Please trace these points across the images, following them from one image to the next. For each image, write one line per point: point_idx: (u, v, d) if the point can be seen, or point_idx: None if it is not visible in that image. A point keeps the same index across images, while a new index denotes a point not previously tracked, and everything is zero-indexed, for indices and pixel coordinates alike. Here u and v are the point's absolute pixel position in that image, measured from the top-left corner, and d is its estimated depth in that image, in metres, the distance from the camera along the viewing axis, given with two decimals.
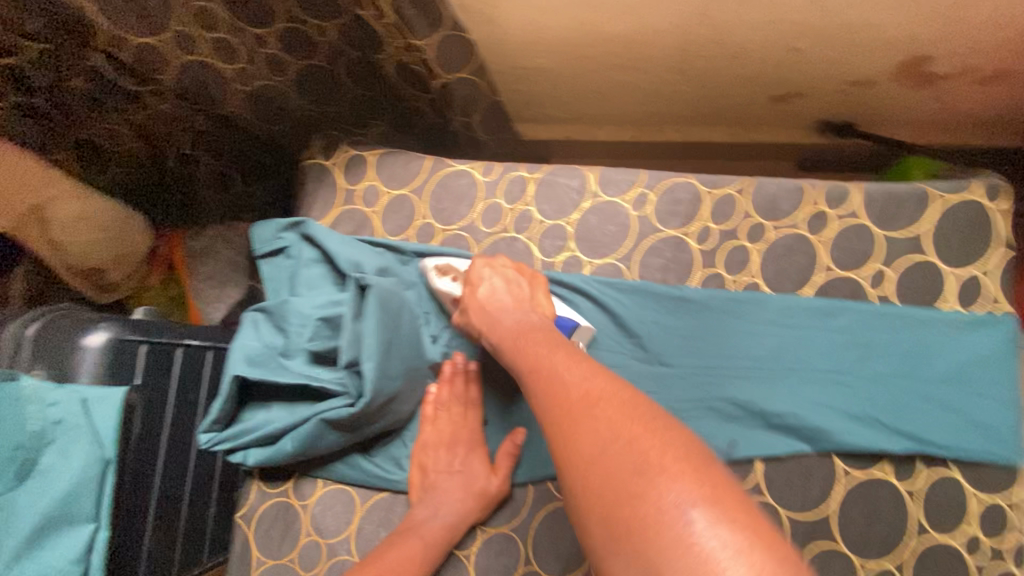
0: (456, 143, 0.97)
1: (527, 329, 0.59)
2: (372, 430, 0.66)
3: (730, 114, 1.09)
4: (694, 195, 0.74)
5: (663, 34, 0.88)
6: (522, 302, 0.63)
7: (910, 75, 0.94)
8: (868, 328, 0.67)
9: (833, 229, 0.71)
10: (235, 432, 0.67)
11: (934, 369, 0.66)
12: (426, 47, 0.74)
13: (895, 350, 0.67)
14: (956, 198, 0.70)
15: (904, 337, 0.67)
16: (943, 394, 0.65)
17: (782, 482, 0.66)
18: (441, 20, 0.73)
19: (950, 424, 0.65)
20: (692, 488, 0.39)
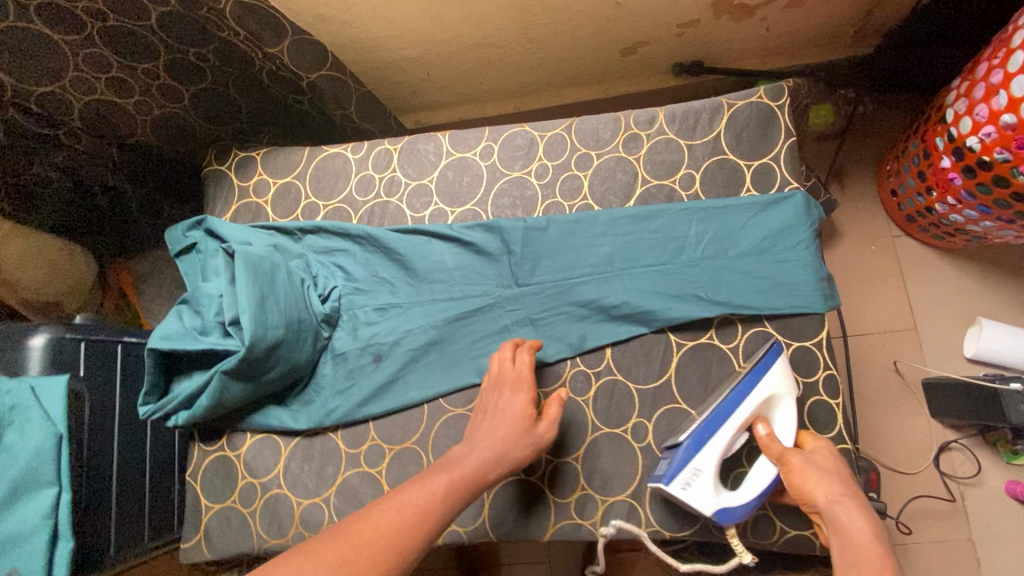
0: (346, 135, 1.11)
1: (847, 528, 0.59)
2: (271, 378, 0.78)
3: (592, 71, 1.22)
4: (530, 140, 0.86)
5: (499, 11, 1.00)
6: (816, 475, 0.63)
7: (727, 9, 1.06)
8: (681, 224, 0.79)
9: (646, 147, 0.83)
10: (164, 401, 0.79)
11: (740, 246, 0.78)
12: (279, 52, 0.86)
13: (707, 236, 0.79)
14: (744, 102, 0.82)
15: (711, 225, 0.79)
16: (749, 266, 0.77)
17: (628, 361, 0.78)
18: (284, 27, 0.85)
19: (757, 289, 0.77)
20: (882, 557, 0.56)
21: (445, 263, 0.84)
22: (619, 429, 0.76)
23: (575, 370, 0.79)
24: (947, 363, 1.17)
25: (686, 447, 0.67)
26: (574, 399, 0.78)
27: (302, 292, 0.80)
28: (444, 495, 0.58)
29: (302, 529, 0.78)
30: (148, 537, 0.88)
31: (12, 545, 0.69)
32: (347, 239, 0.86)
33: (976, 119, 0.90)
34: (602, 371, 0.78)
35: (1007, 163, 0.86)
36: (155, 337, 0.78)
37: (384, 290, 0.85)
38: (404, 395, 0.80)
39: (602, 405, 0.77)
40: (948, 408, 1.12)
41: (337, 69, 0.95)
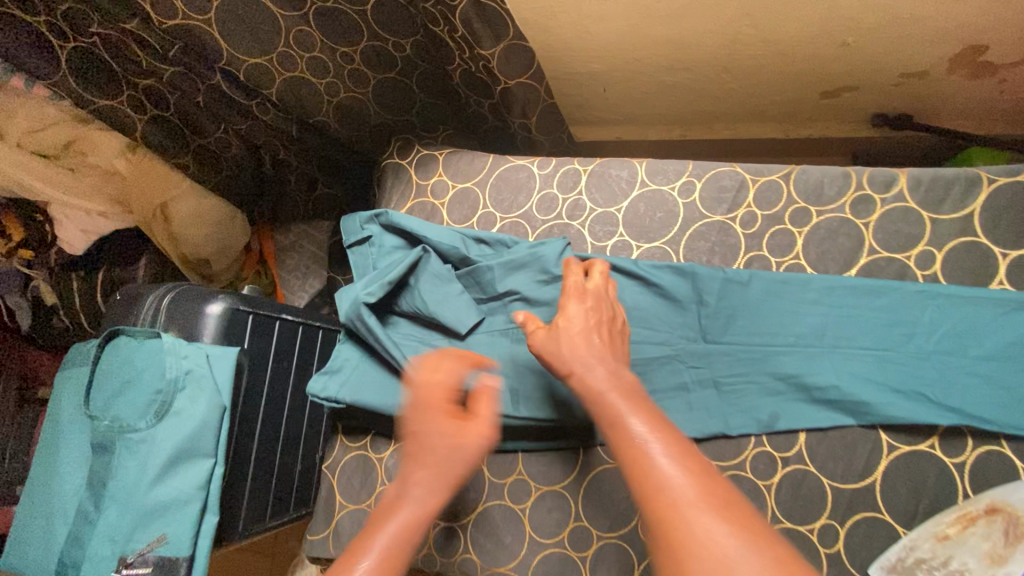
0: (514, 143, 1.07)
1: (609, 403, 0.56)
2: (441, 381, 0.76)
3: (782, 109, 1.12)
4: (740, 183, 0.78)
5: (708, 36, 0.93)
6: (602, 372, 0.60)
7: (966, 65, 0.94)
8: (913, 307, 0.69)
9: (879, 213, 0.73)
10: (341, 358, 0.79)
11: (986, 346, 0.66)
12: (490, 55, 0.86)
13: (946, 327, 0.67)
14: (1008, 180, 0.70)
15: (952, 314, 0.68)
16: (997, 372, 0.65)
17: (824, 452, 0.69)
18: (506, 33, 0.83)
19: (1003, 402, 0.64)
20: None
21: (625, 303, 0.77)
22: (803, 527, 0.68)
23: (759, 449, 0.71)
24: None
25: None
26: (754, 481, 0.70)
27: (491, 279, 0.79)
28: (407, 527, 0.54)
29: (432, 552, 0.76)
30: (270, 519, 0.87)
31: (166, 511, 0.69)
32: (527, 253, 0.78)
33: None
34: (791, 458, 0.70)
35: None
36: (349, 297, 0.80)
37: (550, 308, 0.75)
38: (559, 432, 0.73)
39: (787, 496, 0.69)
40: None
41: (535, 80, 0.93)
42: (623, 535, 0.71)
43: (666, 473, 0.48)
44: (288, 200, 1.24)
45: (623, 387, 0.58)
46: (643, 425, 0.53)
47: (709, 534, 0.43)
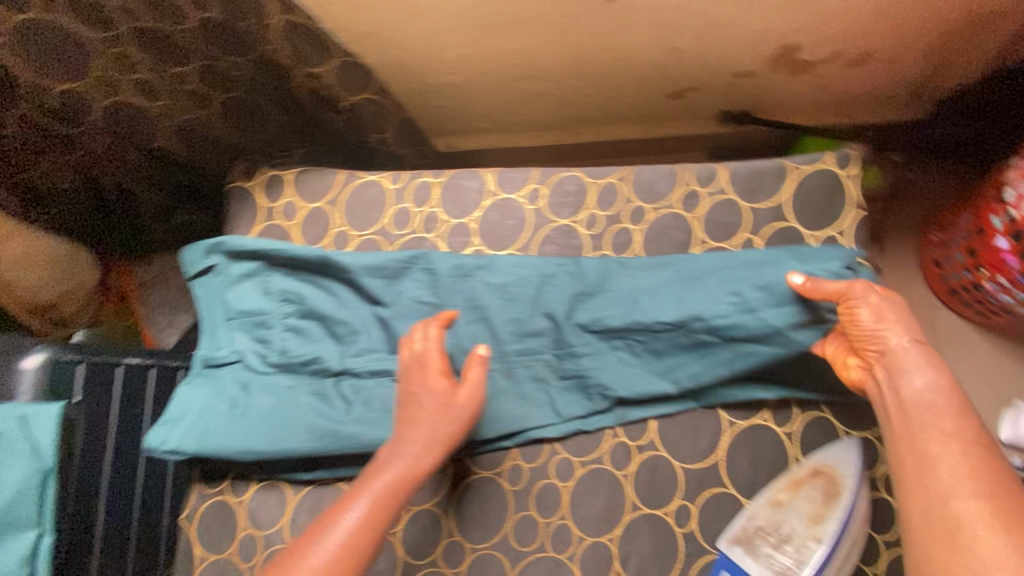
0: (376, 158, 1.07)
1: (929, 414, 0.57)
2: (311, 406, 0.73)
3: (637, 111, 1.18)
4: (581, 187, 0.82)
5: (552, 46, 0.97)
6: (926, 391, 0.58)
7: (785, 64, 1.03)
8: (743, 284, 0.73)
9: (705, 206, 0.79)
10: (183, 408, 0.75)
11: None
12: (324, 72, 0.90)
13: None
14: (810, 168, 0.78)
15: None
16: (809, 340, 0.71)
17: (673, 437, 0.72)
18: (333, 49, 0.90)
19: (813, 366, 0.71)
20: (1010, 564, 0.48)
21: (490, 310, 0.77)
22: (660, 511, 0.70)
23: (616, 440, 0.73)
24: None
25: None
26: (613, 473, 0.72)
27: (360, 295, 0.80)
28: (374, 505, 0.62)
29: None
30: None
31: None
32: (396, 265, 0.79)
33: None
34: (645, 446, 0.72)
35: None
36: (221, 328, 0.81)
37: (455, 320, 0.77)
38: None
39: (644, 482, 0.71)
40: None
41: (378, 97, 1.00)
42: (495, 542, 0.71)
43: (943, 484, 0.54)
44: (145, 232, 1.19)
45: (942, 408, 0.57)
46: (948, 439, 0.56)
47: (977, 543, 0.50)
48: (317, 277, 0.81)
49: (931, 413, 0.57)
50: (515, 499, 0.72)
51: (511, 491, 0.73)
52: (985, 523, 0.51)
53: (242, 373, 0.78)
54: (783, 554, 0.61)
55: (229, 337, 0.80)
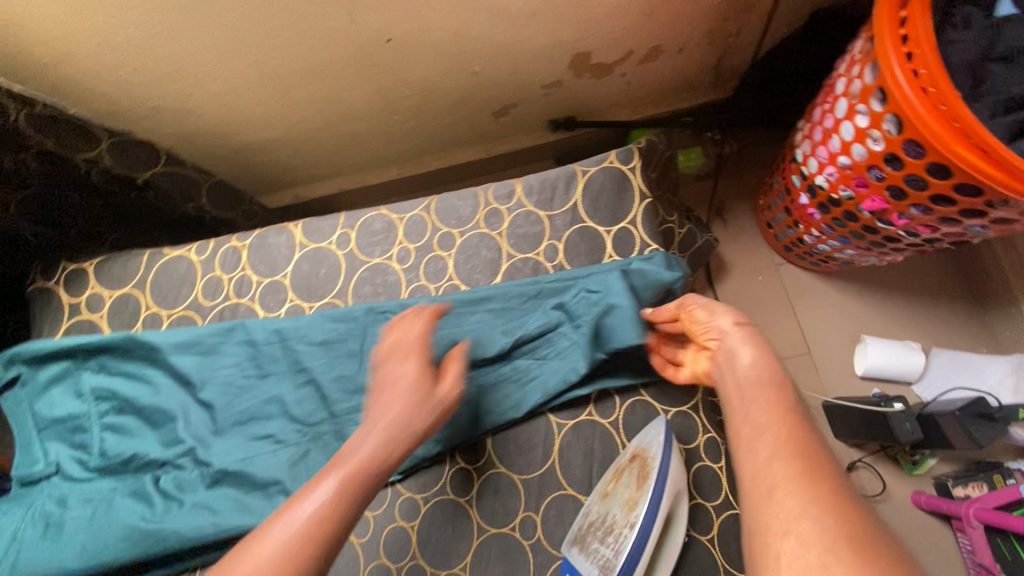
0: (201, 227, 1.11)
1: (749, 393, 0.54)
2: (132, 512, 0.70)
3: (471, 134, 1.21)
4: (388, 224, 0.82)
5: (355, 88, 0.99)
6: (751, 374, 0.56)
7: (586, 69, 1.09)
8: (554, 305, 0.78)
9: (507, 220, 0.82)
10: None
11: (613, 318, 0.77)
12: (100, 157, 0.90)
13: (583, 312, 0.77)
14: (596, 168, 0.82)
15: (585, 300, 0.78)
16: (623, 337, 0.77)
17: (509, 451, 0.74)
18: (102, 135, 0.91)
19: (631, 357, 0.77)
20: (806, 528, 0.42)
21: (314, 370, 0.76)
22: (506, 527, 0.71)
23: (455, 468, 0.74)
24: (843, 383, 1.20)
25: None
26: (456, 501, 0.72)
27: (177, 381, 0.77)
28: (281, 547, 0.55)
29: None
30: None
31: None
32: (208, 346, 0.78)
33: (819, 160, 0.94)
34: (484, 466, 0.73)
35: (852, 200, 0.91)
36: (28, 443, 0.76)
37: (285, 398, 0.76)
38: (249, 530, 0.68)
39: (487, 503, 0.72)
40: (850, 430, 1.13)
41: (173, 164, 1.00)
42: None
43: (763, 453, 0.49)
44: None
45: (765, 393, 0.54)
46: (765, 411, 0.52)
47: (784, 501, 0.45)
48: (134, 369, 0.78)
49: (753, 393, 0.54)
50: (365, 551, 0.71)
51: (360, 544, 0.72)
52: (790, 490, 0.45)
53: (60, 486, 0.74)
54: (605, 546, 0.62)
55: (42, 449, 0.76)
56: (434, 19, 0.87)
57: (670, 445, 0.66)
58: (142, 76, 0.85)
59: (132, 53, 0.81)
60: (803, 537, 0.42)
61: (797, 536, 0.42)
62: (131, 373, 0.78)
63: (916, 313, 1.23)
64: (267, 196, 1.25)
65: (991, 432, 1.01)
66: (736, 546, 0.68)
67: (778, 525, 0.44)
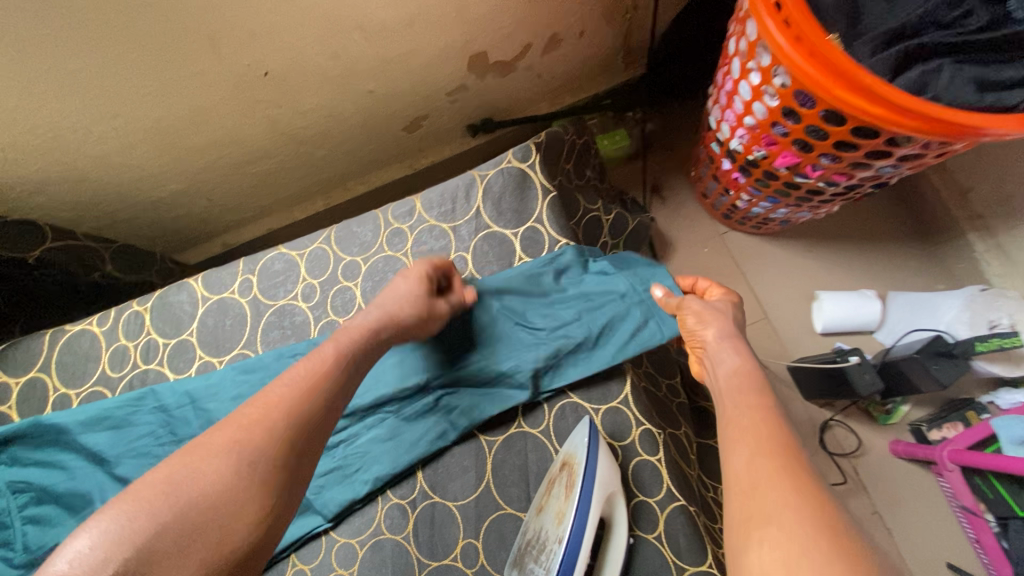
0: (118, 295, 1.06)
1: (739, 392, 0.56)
2: None
3: (388, 152, 1.18)
4: (289, 263, 0.79)
5: (247, 127, 0.95)
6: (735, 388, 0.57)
7: (488, 69, 1.05)
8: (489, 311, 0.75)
9: (411, 239, 0.79)
10: None
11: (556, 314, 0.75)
12: None
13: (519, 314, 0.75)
14: (494, 170, 0.79)
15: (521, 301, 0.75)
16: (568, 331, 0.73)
17: (441, 477, 0.71)
18: None
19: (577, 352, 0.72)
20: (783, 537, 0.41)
21: None
22: (447, 559, 0.67)
23: (388, 504, 0.71)
24: (805, 343, 1.17)
25: None
26: (393, 539, 0.69)
27: (97, 460, 0.74)
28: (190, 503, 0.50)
29: None
30: None
31: None
32: (124, 418, 0.74)
33: (730, 124, 0.91)
34: (416, 499, 0.70)
35: (767, 159, 0.88)
36: None
37: None
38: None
39: (424, 536, 0.69)
40: (815, 390, 1.10)
41: (64, 237, 0.96)
42: None
43: (744, 458, 0.49)
44: None
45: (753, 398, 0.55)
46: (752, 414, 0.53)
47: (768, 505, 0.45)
48: (46, 456, 0.74)
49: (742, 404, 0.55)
50: None
51: None
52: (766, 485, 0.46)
53: None
54: (539, 566, 0.59)
55: None
56: (307, 45, 0.83)
57: (595, 448, 0.63)
58: (13, 152, 0.82)
59: None
60: (777, 526, 0.42)
61: (768, 528, 0.43)
62: (47, 459, 0.73)
63: (868, 260, 1.20)
64: (192, 249, 1.22)
65: (951, 369, 0.97)
66: (684, 539, 0.65)
67: (757, 513, 0.44)
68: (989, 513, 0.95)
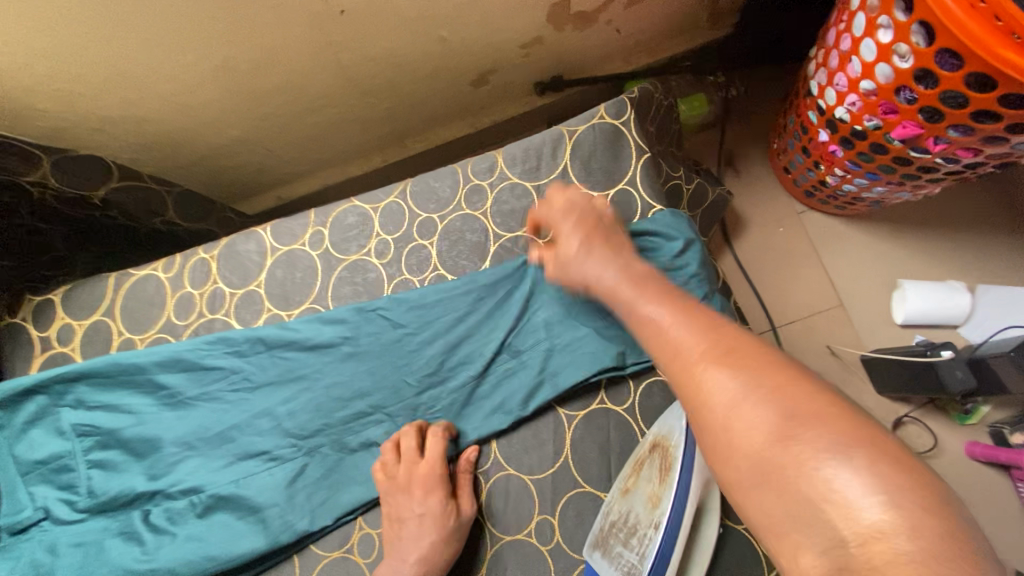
0: (176, 239, 1.03)
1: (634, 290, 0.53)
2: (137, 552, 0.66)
3: (452, 108, 1.12)
4: (362, 217, 0.75)
5: (315, 73, 0.90)
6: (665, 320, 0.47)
7: (568, 21, 0.98)
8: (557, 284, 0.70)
9: (491, 198, 0.74)
10: None
11: None
12: (45, 179, 0.81)
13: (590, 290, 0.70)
14: (584, 127, 0.73)
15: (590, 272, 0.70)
16: None
17: (518, 449, 0.68)
18: (40, 154, 0.81)
19: None
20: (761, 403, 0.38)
21: (308, 378, 0.70)
22: (520, 534, 0.65)
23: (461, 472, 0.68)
24: (882, 334, 1.10)
25: None
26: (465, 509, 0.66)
27: (165, 406, 0.71)
28: None
29: None
30: None
31: None
32: (194, 365, 0.71)
33: (838, 89, 0.83)
34: (491, 470, 0.68)
35: (879, 130, 0.80)
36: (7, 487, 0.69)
37: (284, 411, 0.70)
38: (255, 553, 0.65)
39: (498, 509, 0.66)
40: (892, 385, 1.03)
41: (132, 179, 0.91)
42: None
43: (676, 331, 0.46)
44: None
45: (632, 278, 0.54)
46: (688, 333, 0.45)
47: (714, 382, 0.41)
48: (116, 398, 0.71)
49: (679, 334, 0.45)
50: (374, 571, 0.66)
51: (365, 564, 0.66)
52: (743, 402, 0.39)
53: (50, 531, 0.68)
54: (630, 550, 0.56)
55: (26, 494, 0.69)
56: None
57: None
58: (79, 85, 0.78)
59: (62, 62, 0.74)
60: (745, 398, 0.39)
61: (759, 423, 0.38)
62: (115, 402, 0.71)
63: (959, 249, 1.11)
64: (246, 201, 1.18)
65: None
66: None
67: (729, 407, 0.40)
68: None
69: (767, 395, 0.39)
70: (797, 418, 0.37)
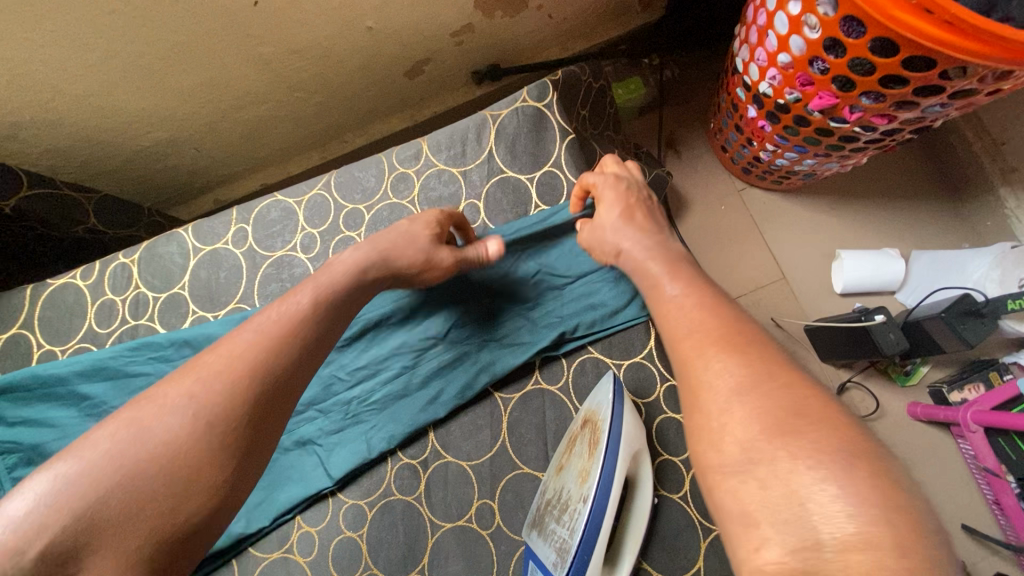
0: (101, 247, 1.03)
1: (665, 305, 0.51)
2: None
3: (389, 100, 1.11)
4: (286, 212, 0.74)
5: (236, 68, 0.88)
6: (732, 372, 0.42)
7: (497, 7, 0.97)
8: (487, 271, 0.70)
9: (418, 185, 0.73)
10: None
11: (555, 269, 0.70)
12: None
13: (522, 277, 0.70)
14: (507, 110, 0.73)
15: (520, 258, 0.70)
16: (571, 290, 0.69)
17: (456, 436, 0.67)
18: None
19: (582, 307, 0.68)
20: (780, 440, 0.37)
21: None
22: (462, 520, 0.64)
23: (399, 464, 0.67)
24: (823, 304, 1.13)
25: (578, 555, 0.53)
26: (404, 500, 0.66)
27: (90, 416, 0.69)
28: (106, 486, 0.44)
29: None
30: None
31: None
32: (118, 372, 0.69)
33: (760, 64, 0.84)
34: (429, 459, 0.67)
35: (800, 102, 0.81)
36: None
37: None
38: None
39: (438, 497, 0.65)
40: (833, 350, 1.06)
41: (45, 185, 0.89)
42: None
43: (707, 351, 0.45)
44: None
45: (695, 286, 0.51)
46: (742, 403, 0.40)
47: (719, 401, 0.41)
48: (38, 413, 0.69)
49: (704, 339, 0.45)
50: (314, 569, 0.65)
51: (306, 563, 0.65)
52: (759, 431, 0.38)
53: None
54: (562, 526, 0.56)
55: None
56: None
57: (620, 403, 0.59)
58: None
59: None
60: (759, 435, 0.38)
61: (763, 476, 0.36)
62: (36, 418, 0.69)
63: (893, 217, 1.15)
64: (181, 205, 1.15)
65: (980, 328, 0.93)
66: (711, 501, 0.62)
67: (735, 443, 0.39)
68: (1010, 473, 0.92)
69: (796, 443, 0.36)
70: (791, 440, 0.36)
